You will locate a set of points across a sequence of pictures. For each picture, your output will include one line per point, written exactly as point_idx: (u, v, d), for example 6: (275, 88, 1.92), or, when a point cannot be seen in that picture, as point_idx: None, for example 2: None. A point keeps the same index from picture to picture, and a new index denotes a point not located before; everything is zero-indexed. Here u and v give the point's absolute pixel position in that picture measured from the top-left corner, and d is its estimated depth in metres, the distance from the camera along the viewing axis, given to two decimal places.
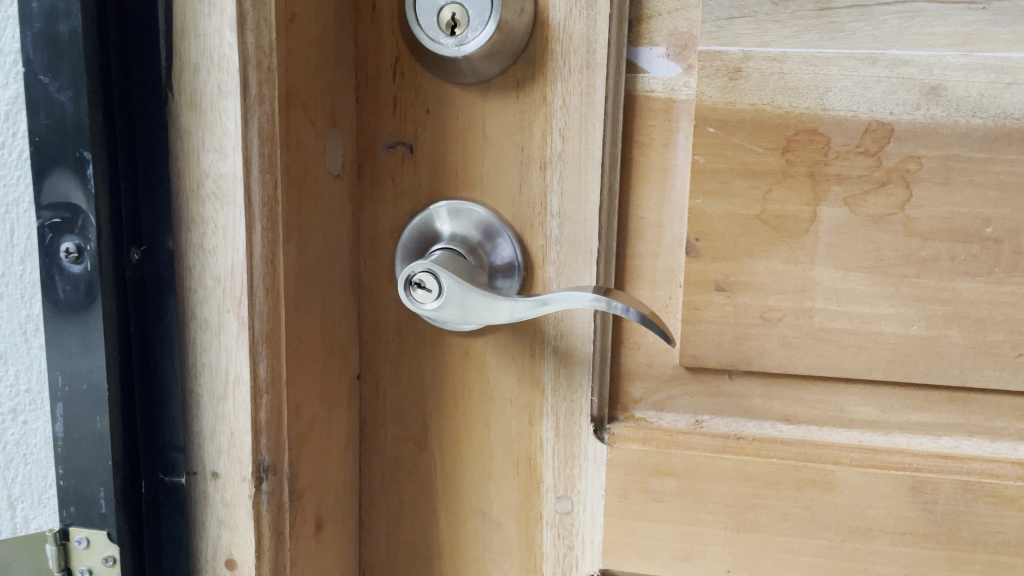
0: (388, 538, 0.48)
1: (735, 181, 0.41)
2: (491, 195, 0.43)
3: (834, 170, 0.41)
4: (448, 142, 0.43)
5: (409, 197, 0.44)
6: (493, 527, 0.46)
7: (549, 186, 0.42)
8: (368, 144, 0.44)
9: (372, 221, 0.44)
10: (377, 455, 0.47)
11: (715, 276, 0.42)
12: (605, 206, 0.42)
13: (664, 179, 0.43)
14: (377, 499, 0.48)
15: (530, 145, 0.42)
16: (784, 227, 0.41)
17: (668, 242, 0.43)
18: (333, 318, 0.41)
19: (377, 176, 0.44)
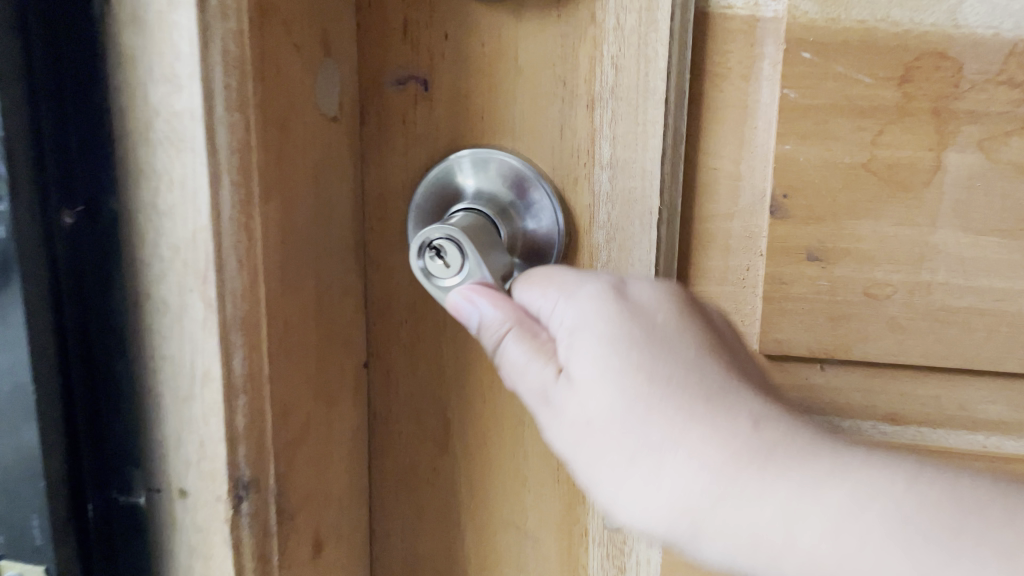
0: (406, 552, 0.41)
1: (837, 121, 0.33)
2: (527, 142, 0.35)
3: (967, 106, 0.32)
4: (470, 75, 0.35)
5: (424, 145, 0.36)
6: (531, 544, 0.39)
7: (597, 129, 0.34)
8: (374, 80, 0.35)
9: (382, 177, 0.36)
10: (390, 459, 0.39)
11: (807, 243, 0.34)
12: (669, 153, 0.34)
13: (744, 120, 0.34)
14: (392, 507, 0.40)
15: (574, 78, 0.34)
16: (897, 178, 0.33)
17: (746, 201, 0.35)
18: (332, 296, 0.33)
19: (385, 121, 0.36)
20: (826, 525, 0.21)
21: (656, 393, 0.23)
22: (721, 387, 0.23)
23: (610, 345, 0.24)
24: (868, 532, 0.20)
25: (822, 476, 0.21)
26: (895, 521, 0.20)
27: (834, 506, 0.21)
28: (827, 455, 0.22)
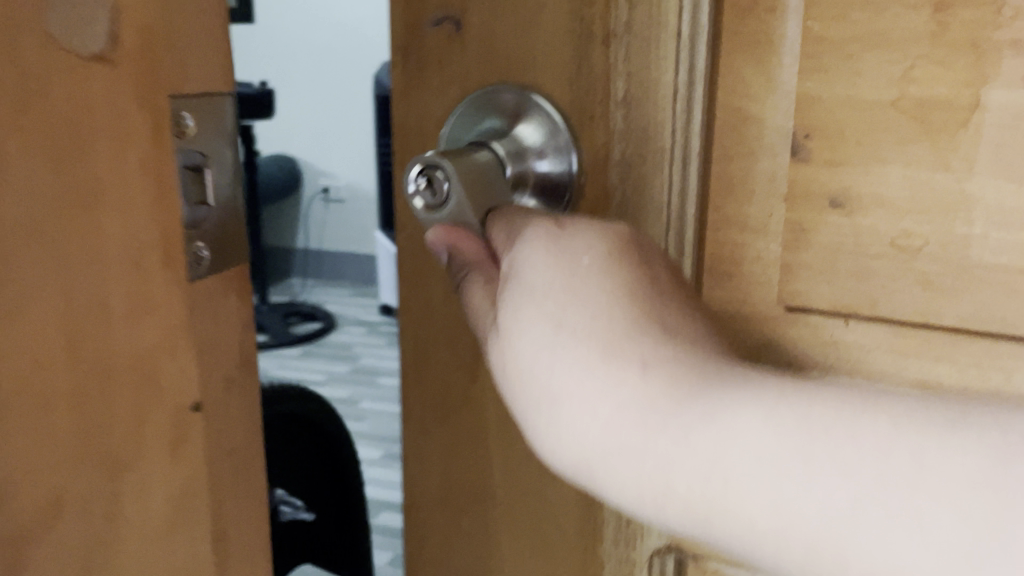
0: (441, 476, 0.42)
1: (864, 54, 0.30)
2: (547, 81, 0.35)
3: (1011, 34, 0.28)
4: (501, 16, 0.35)
5: (459, 86, 0.36)
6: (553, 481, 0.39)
7: (613, 66, 0.34)
8: (415, 21, 0.36)
9: (421, 115, 0.37)
10: (427, 386, 0.41)
11: (830, 188, 0.32)
12: (682, 89, 0.33)
13: (768, 55, 0.32)
14: (430, 431, 0.41)
15: (591, 15, 0.33)
16: (931, 118, 0.30)
17: (770, 139, 0.33)
18: (114, 320, 0.22)
19: (423, 61, 0.37)
20: (698, 458, 0.22)
21: (557, 344, 0.25)
22: (621, 332, 0.25)
23: (526, 306, 0.26)
24: (737, 460, 0.22)
25: (691, 416, 0.23)
26: (760, 449, 0.22)
27: (700, 443, 0.22)
28: (700, 394, 0.23)
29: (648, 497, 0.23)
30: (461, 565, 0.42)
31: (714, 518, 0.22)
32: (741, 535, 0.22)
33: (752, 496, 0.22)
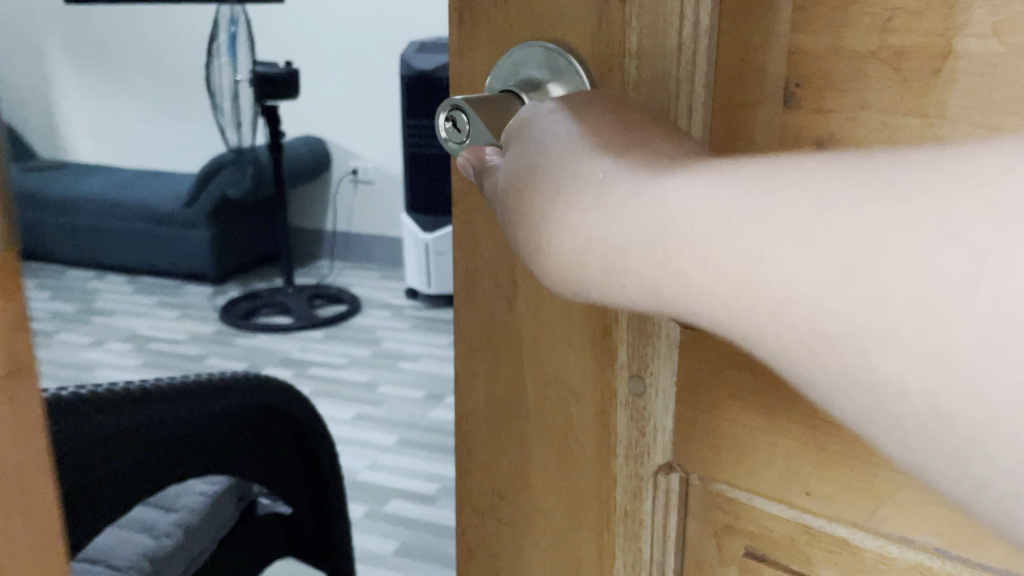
0: (484, 395, 0.46)
1: (849, 6, 0.33)
2: (570, 36, 0.39)
3: None
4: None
5: (500, 45, 0.41)
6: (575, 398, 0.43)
7: (627, 21, 0.38)
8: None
9: (469, 70, 0.43)
10: (471, 317, 0.46)
11: (818, 132, 0.35)
12: (686, 42, 0.37)
13: (765, 9, 0.35)
14: (475, 353, 0.46)
15: None
16: (907, 66, 0.32)
17: (768, 88, 0.36)
18: None
19: (473, 19, 0.42)
20: (645, 235, 0.27)
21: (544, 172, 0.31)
22: (594, 151, 0.30)
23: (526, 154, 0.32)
24: (671, 230, 0.26)
25: (637, 198, 0.27)
26: (687, 215, 0.26)
27: (645, 220, 0.27)
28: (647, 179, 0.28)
29: (618, 272, 0.28)
30: (501, 477, 0.47)
31: (668, 280, 0.27)
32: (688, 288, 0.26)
33: (686, 256, 0.26)
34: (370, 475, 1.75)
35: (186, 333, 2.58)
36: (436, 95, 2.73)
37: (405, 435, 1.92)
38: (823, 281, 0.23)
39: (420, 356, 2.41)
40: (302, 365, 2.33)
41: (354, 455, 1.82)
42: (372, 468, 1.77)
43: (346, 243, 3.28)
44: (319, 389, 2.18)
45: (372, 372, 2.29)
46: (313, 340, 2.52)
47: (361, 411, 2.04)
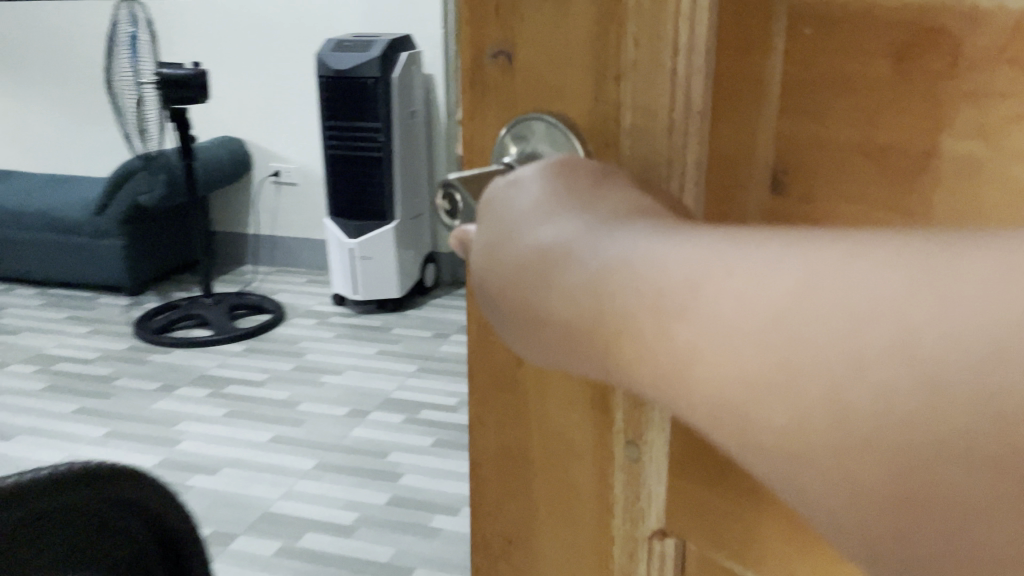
0: (495, 444, 0.46)
1: (835, 97, 0.34)
2: (568, 111, 0.39)
3: (965, 87, 0.31)
4: (540, 55, 0.39)
5: (506, 111, 0.41)
6: (577, 460, 0.43)
7: (622, 99, 0.37)
8: (478, 54, 0.41)
9: (476, 132, 0.43)
10: (483, 365, 0.45)
11: (804, 220, 0.35)
12: (677, 125, 0.36)
13: (757, 95, 0.35)
14: (487, 401, 0.46)
15: (605, 55, 0.37)
16: (890, 163, 0.33)
17: (758, 172, 0.36)
18: None
19: (483, 86, 0.42)
20: (590, 315, 0.33)
21: (511, 249, 0.36)
22: (554, 232, 0.35)
23: (497, 230, 0.37)
24: (612, 312, 0.32)
25: (587, 282, 0.33)
26: (626, 303, 0.31)
27: (592, 301, 0.33)
28: (594, 264, 0.33)
29: (567, 345, 0.34)
30: (510, 520, 0.47)
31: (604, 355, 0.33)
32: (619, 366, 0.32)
33: (621, 339, 0.31)
34: (284, 505, 1.72)
35: (97, 350, 2.48)
36: (359, 96, 2.69)
37: (325, 458, 1.90)
38: (728, 356, 0.28)
39: (344, 368, 2.37)
40: (219, 383, 2.28)
41: (269, 484, 1.79)
42: (287, 497, 1.74)
43: (272, 246, 3.22)
44: (233, 411, 2.13)
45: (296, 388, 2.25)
46: (233, 355, 2.46)
47: (279, 433, 2.01)
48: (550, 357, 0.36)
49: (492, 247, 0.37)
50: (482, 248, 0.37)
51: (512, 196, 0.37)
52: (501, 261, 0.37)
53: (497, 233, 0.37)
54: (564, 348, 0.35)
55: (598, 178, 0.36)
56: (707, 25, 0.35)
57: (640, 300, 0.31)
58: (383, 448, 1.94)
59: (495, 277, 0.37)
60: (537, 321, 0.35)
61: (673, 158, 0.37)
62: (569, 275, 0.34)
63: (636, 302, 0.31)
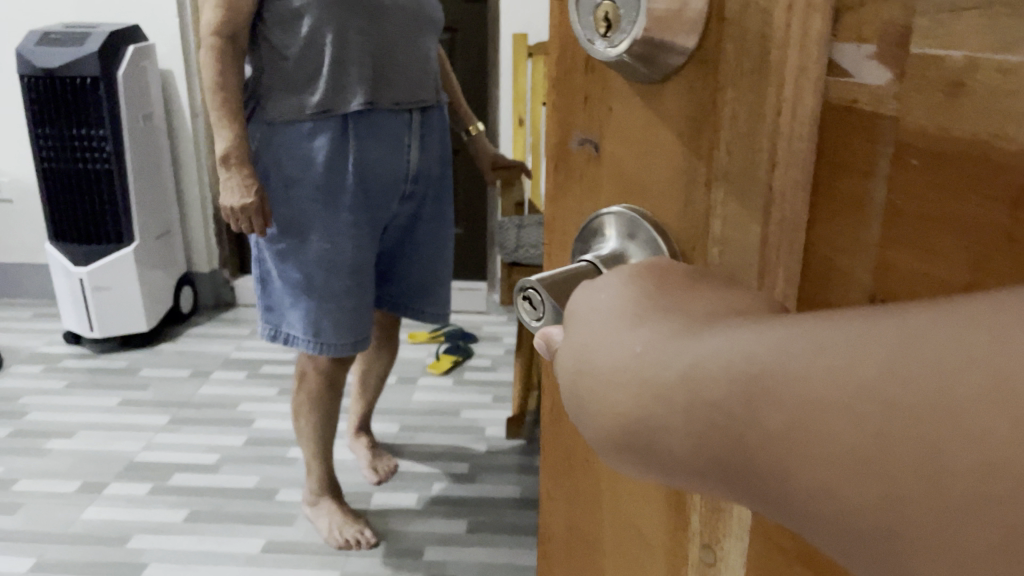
0: (571, 513, 0.56)
1: (936, 233, 0.32)
2: (656, 209, 0.43)
3: None
4: (624, 144, 0.44)
5: (592, 200, 0.47)
6: (647, 513, 0.49)
7: (712, 205, 0.40)
8: (568, 135, 0.48)
9: (563, 210, 0.50)
10: (560, 444, 0.56)
11: None
12: (765, 240, 0.38)
13: (858, 215, 0.35)
14: (566, 478, 0.56)
15: (695, 163, 0.40)
16: None
17: (856, 291, 0.35)
18: None
19: (572, 168, 0.48)
20: (672, 413, 0.33)
21: (590, 347, 0.37)
22: (633, 327, 0.36)
23: (578, 326, 0.39)
24: (699, 405, 0.32)
25: (669, 377, 0.33)
26: (710, 396, 0.32)
27: (672, 396, 0.33)
28: (673, 358, 0.34)
29: (645, 441, 0.34)
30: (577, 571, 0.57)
31: (687, 450, 0.33)
32: (704, 459, 0.32)
33: (709, 431, 0.32)
34: None
35: None
36: None
37: None
38: (824, 446, 0.29)
39: None
40: None
41: None
42: None
43: None
44: None
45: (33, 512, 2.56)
46: None
47: None
48: (635, 461, 0.36)
49: (577, 352, 0.38)
50: (572, 352, 0.38)
51: (597, 298, 0.39)
52: (581, 369, 0.38)
53: (579, 336, 0.38)
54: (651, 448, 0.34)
55: (690, 285, 0.38)
56: (805, 138, 0.36)
57: (726, 392, 0.31)
58: (167, 520, 2.49)
59: (578, 380, 0.38)
60: (623, 424, 0.35)
61: (767, 270, 0.39)
62: (651, 377, 0.34)
63: (724, 393, 0.31)
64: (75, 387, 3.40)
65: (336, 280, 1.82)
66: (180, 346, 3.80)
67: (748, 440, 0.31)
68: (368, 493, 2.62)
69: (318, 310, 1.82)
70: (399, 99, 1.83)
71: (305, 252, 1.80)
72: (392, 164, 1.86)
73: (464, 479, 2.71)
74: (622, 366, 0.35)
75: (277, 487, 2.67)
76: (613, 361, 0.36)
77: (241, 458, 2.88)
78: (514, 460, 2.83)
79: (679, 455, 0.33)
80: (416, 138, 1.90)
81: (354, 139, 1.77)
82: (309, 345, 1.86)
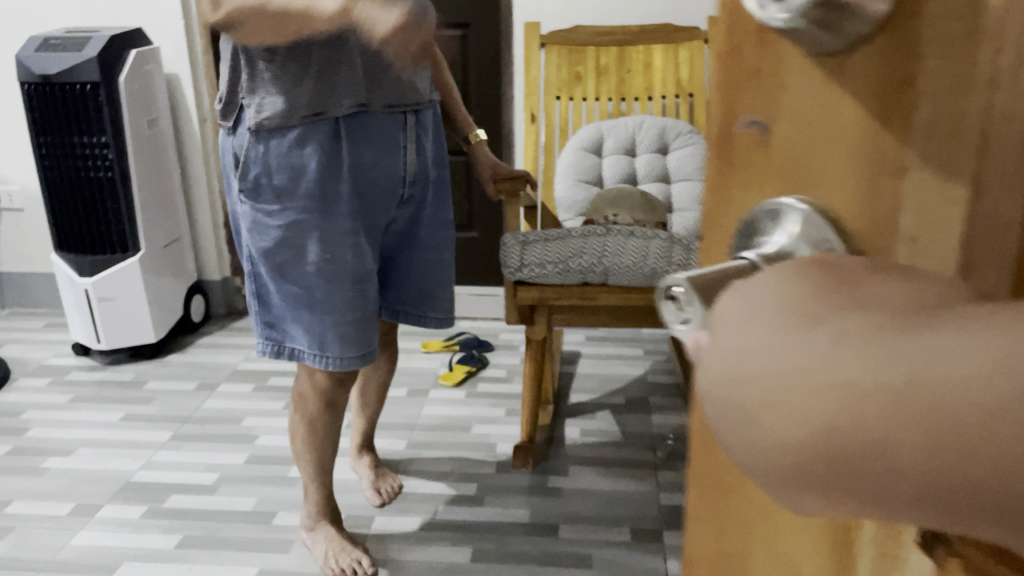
0: (707, 537, 0.54)
1: None
2: (832, 204, 0.39)
3: None
4: (797, 132, 0.40)
5: (756, 190, 0.43)
6: (809, 548, 0.45)
7: (901, 197, 0.36)
8: (731, 120, 0.44)
9: (724, 199, 0.46)
10: (700, 463, 0.54)
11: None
12: (961, 233, 0.34)
13: None
14: (703, 498, 0.54)
15: (881, 148, 0.37)
16: None
17: None
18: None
19: (736, 149, 0.44)
20: (881, 424, 0.29)
21: (749, 349, 0.32)
22: (807, 325, 0.31)
23: (727, 328, 0.33)
24: (928, 412, 0.28)
25: (879, 384, 0.29)
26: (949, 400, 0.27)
27: (883, 402, 0.29)
28: (878, 363, 0.29)
29: (841, 452, 0.30)
30: None
31: (905, 467, 0.29)
32: (922, 474, 0.28)
33: (938, 443, 0.28)
34: None
35: None
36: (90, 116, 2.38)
37: None
38: None
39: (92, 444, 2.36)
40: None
41: None
42: None
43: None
44: None
45: (24, 536, 2.50)
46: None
47: None
48: (814, 490, 0.31)
49: (720, 362, 0.33)
50: (711, 362, 0.33)
51: (740, 302, 0.33)
52: (739, 384, 0.32)
53: (732, 343, 0.33)
54: (844, 473, 0.30)
55: (868, 276, 0.32)
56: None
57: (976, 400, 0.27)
58: (158, 546, 2.43)
59: (721, 394, 0.33)
60: (802, 446, 0.30)
61: (971, 267, 0.34)
62: (853, 383, 0.29)
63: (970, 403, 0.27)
64: (79, 401, 3.36)
65: (338, 293, 1.76)
66: (188, 357, 3.75)
67: (983, 463, 0.27)
68: (370, 516, 2.52)
69: (322, 324, 1.78)
70: (391, 100, 1.73)
71: (304, 266, 1.72)
72: (386, 167, 1.77)
73: (472, 501, 2.60)
74: (800, 377, 0.30)
75: (275, 510, 2.61)
76: (781, 369, 0.31)
77: (241, 478, 2.81)
78: (525, 481, 2.71)
79: (888, 472, 0.29)
80: (410, 140, 1.81)
81: (347, 144, 1.68)
82: (316, 359, 1.82)
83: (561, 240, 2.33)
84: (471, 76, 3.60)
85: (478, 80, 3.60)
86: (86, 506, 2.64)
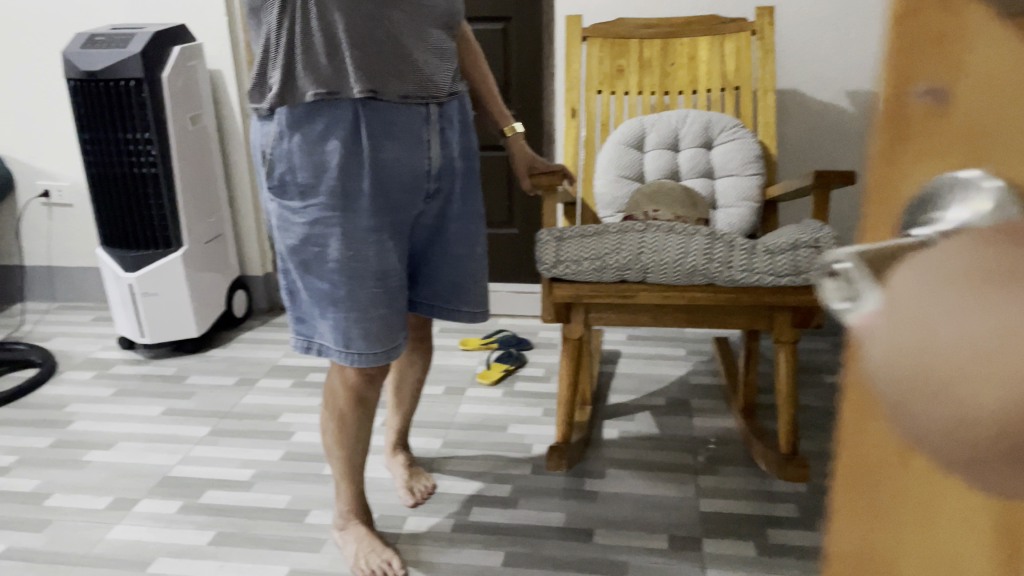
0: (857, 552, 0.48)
1: None
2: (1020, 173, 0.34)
3: None
4: (989, 101, 0.35)
5: (926, 163, 0.38)
6: (981, 532, 0.39)
7: None
8: (899, 97, 0.39)
9: (886, 178, 0.41)
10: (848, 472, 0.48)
11: None
12: None
13: None
14: (850, 510, 0.48)
15: None
16: None
17: None
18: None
19: (906, 123, 0.39)
20: None
21: (926, 311, 0.24)
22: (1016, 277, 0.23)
23: (892, 300, 0.25)
24: None
25: None
26: None
27: None
28: None
29: None
30: None
31: None
32: None
33: None
34: None
35: None
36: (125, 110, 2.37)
37: None
38: None
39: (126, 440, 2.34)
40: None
41: None
42: None
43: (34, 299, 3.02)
44: (12, 547, 2.44)
45: (62, 529, 2.51)
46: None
47: None
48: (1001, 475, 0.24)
49: (887, 337, 0.25)
50: (878, 350, 0.26)
51: (918, 272, 0.25)
52: (918, 359, 0.24)
53: (898, 310, 0.25)
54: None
55: None
56: None
57: None
58: (192, 542, 2.42)
59: (885, 366, 0.25)
60: (984, 433, 0.23)
61: None
62: None
63: None
64: (121, 395, 3.39)
65: (361, 289, 1.72)
66: (228, 352, 3.76)
67: None
68: (402, 516, 2.49)
69: (346, 320, 1.74)
70: (410, 93, 1.66)
71: (327, 262, 1.70)
72: (409, 163, 1.71)
73: (506, 503, 2.54)
74: (982, 345, 0.22)
75: (308, 508, 2.58)
76: (959, 335, 0.23)
77: (276, 475, 2.79)
78: (561, 484, 2.64)
79: None
80: (434, 133, 1.73)
81: (367, 138, 1.63)
82: (343, 356, 1.79)
83: (598, 235, 2.28)
84: (512, 69, 3.53)
85: (520, 72, 3.54)
86: (123, 500, 2.64)
